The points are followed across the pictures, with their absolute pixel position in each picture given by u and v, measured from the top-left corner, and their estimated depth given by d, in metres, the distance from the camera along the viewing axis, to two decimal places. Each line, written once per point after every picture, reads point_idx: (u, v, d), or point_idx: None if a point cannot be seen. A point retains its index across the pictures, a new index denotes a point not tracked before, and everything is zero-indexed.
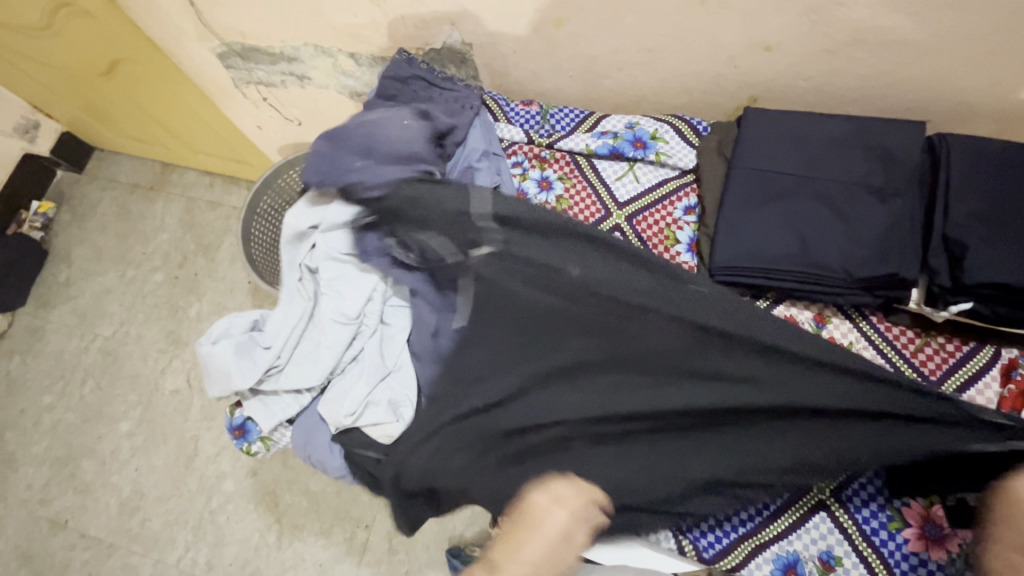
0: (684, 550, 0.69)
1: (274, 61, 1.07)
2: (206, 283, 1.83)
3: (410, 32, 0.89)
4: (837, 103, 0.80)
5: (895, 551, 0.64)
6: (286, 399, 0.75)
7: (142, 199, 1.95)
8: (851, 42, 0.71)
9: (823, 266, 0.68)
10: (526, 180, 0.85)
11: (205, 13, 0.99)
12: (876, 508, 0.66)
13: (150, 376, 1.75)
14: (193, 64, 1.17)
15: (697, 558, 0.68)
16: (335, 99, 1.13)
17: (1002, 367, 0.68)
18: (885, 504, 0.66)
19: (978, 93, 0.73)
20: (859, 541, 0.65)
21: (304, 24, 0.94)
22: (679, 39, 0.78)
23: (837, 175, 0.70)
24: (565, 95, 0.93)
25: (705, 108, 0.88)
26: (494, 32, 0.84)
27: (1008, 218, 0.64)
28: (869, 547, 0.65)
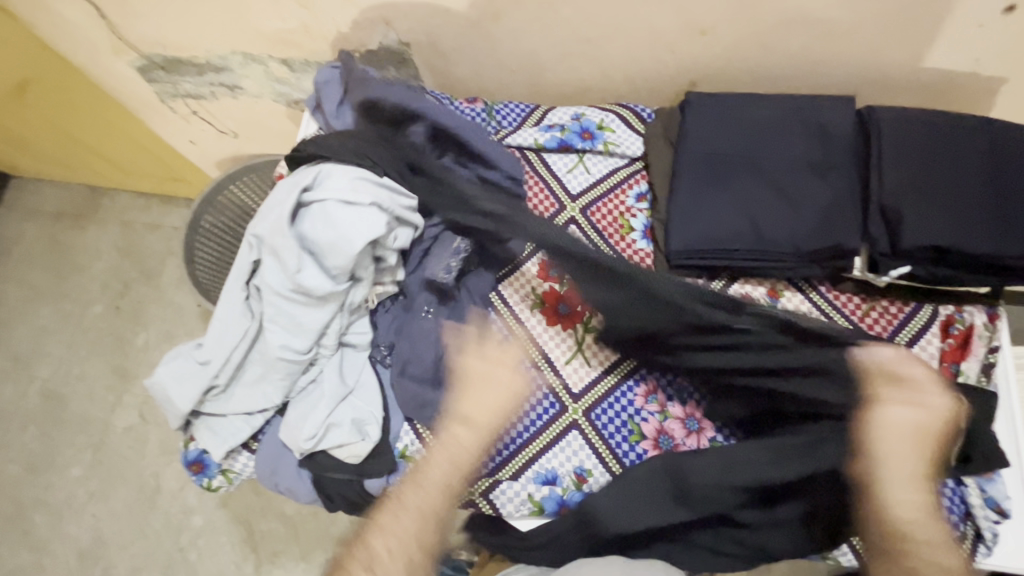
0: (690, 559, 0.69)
1: (200, 73, 1.02)
2: (152, 310, 1.73)
3: (344, 34, 0.86)
4: (772, 83, 0.83)
5: None
6: (237, 423, 0.70)
7: (72, 227, 1.82)
8: (780, 22, 0.73)
9: (772, 242, 0.70)
10: None
11: (118, 25, 0.93)
12: None
13: (100, 415, 1.64)
14: (112, 80, 1.10)
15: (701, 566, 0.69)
16: (271, 108, 1.08)
17: (941, 323, 0.73)
18: None
19: (898, 65, 0.77)
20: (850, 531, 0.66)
21: (229, 31, 0.89)
22: (618, 29, 0.78)
23: (779, 153, 0.72)
24: (510, 91, 0.92)
25: (648, 94, 0.89)
26: (432, 30, 0.83)
27: (936, 183, 0.67)
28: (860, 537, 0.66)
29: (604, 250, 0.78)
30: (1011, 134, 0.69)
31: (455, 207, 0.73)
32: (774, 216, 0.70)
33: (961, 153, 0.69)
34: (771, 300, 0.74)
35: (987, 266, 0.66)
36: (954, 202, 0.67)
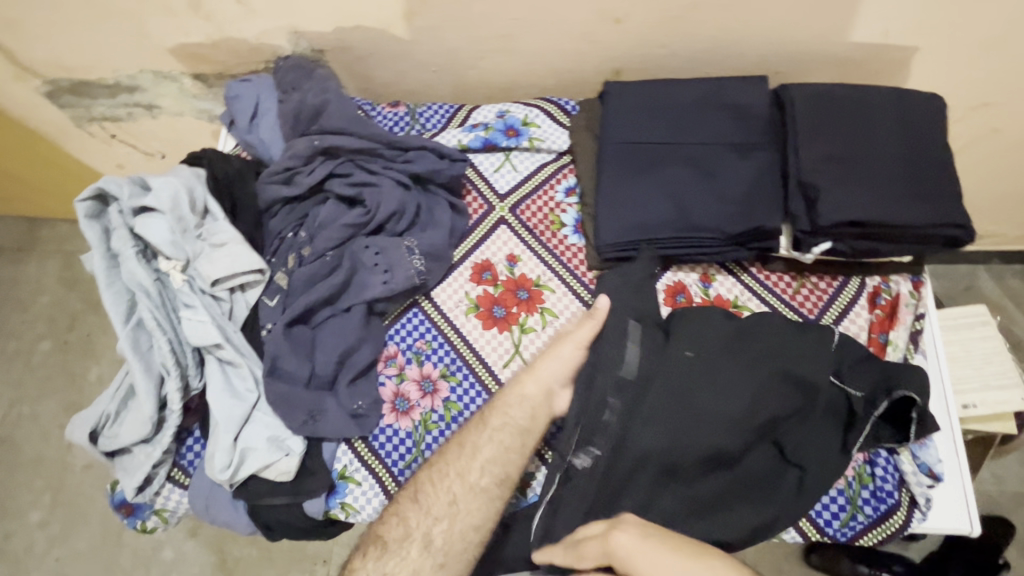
0: None
1: (112, 94, 0.97)
2: (103, 342, 1.67)
3: (253, 45, 0.82)
4: (694, 67, 0.82)
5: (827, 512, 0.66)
6: (145, 458, 0.65)
7: (10, 263, 1.74)
8: (691, 6, 0.72)
9: (700, 227, 0.70)
10: None
11: (14, 50, 0.88)
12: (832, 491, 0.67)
13: (56, 455, 1.58)
14: (22, 108, 1.04)
15: None
16: (194, 126, 1.04)
17: (869, 294, 0.74)
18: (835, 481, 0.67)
19: (813, 41, 0.77)
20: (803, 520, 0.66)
21: (132, 48, 0.85)
22: (531, 21, 0.76)
23: (699, 137, 0.72)
24: (435, 92, 0.90)
25: (574, 86, 0.88)
26: (343, 35, 0.80)
27: (852, 157, 0.68)
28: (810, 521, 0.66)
29: (536, 247, 0.77)
30: (922, 103, 0.70)
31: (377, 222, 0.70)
32: (698, 200, 0.70)
33: (875, 127, 0.69)
34: (703, 286, 0.74)
35: (906, 236, 0.67)
36: (870, 175, 0.67)
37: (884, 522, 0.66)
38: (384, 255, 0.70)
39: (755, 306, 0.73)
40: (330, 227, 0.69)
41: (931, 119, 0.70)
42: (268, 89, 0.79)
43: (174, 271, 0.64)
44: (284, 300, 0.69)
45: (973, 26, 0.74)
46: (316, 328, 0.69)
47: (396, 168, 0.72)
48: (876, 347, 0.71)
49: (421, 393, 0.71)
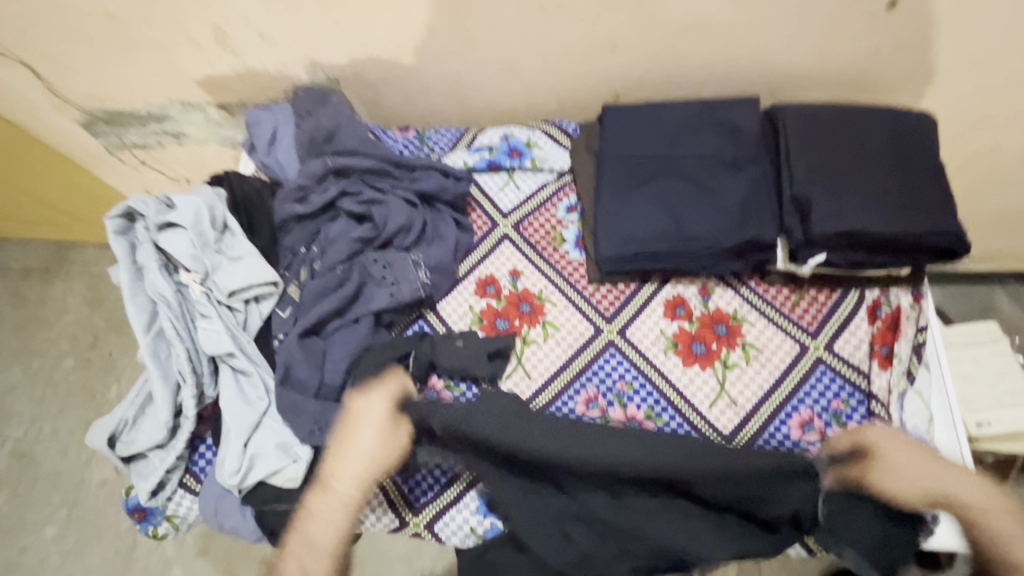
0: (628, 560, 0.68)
1: (143, 122, 1.03)
2: (123, 361, 1.72)
3: (272, 75, 0.88)
4: (690, 89, 0.85)
5: None
6: (160, 463, 0.68)
7: (39, 285, 1.82)
8: (683, 31, 0.76)
9: (695, 240, 0.71)
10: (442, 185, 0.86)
11: (56, 83, 0.95)
12: None
13: (73, 471, 1.61)
14: (60, 137, 1.12)
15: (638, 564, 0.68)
16: (217, 152, 1.10)
17: (869, 307, 0.74)
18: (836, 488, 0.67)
19: (804, 63, 0.80)
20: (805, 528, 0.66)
21: (162, 80, 0.92)
22: (531, 49, 0.81)
23: (693, 155, 0.74)
24: (442, 116, 0.95)
25: (575, 109, 0.91)
26: (356, 64, 0.85)
27: (842, 171, 0.70)
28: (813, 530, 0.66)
29: (538, 263, 0.79)
30: (911, 120, 0.72)
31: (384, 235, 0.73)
32: (692, 214, 0.72)
33: (866, 143, 0.71)
34: (703, 299, 0.76)
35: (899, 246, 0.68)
36: (862, 189, 0.69)
37: (892, 538, 0.65)
38: (391, 268, 0.73)
39: (754, 319, 0.75)
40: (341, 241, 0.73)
41: (921, 135, 0.72)
42: (285, 115, 0.84)
43: (194, 283, 0.68)
44: (295, 310, 0.72)
45: (963, 46, 0.76)
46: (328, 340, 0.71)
47: (405, 186, 0.76)
48: (878, 360, 0.71)
49: (427, 401, 0.74)
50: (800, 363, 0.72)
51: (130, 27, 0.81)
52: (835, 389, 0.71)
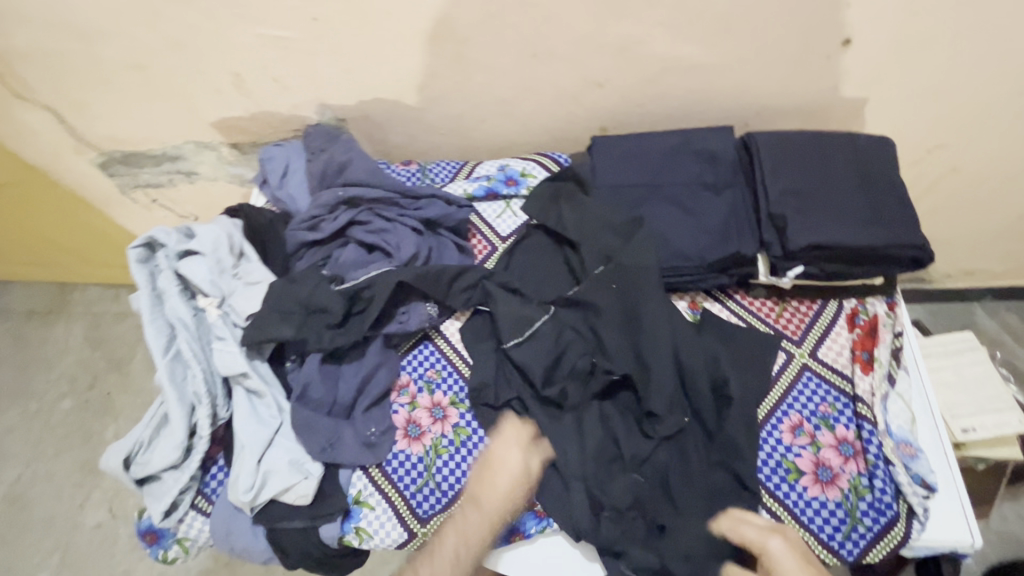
0: None
1: (157, 162, 1.09)
2: (121, 400, 1.72)
3: (284, 116, 0.95)
4: (671, 122, 0.93)
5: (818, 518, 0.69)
6: (168, 481, 0.70)
7: (40, 326, 1.83)
8: (663, 70, 0.84)
9: (682, 256, 0.76)
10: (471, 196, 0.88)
11: (76, 127, 1.01)
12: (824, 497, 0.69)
13: (65, 515, 1.58)
14: (75, 178, 1.17)
15: None
16: (226, 189, 1.15)
17: (847, 315, 0.79)
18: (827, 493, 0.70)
19: (773, 97, 0.88)
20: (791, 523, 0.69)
21: (180, 123, 0.98)
22: (525, 89, 0.88)
23: (678, 179, 0.79)
24: (441, 152, 1.01)
25: (565, 143, 0.98)
26: (361, 106, 0.92)
27: (816, 194, 0.76)
28: (802, 527, 0.69)
29: None
30: (874, 146, 0.79)
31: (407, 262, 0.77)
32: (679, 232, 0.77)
33: (833, 166, 0.77)
34: (692, 312, 0.80)
35: (868, 258, 0.74)
36: (832, 206, 0.75)
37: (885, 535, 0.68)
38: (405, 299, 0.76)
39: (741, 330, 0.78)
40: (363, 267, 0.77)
41: (884, 159, 0.79)
42: (297, 152, 0.90)
43: (212, 308, 0.72)
44: None
45: (913, 80, 0.84)
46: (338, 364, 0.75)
47: (409, 215, 0.81)
48: (860, 364, 0.75)
49: (432, 419, 0.75)
50: (786, 372, 0.76)
51: (155, 75, 0.88)
52: (821, 393, 0.74)
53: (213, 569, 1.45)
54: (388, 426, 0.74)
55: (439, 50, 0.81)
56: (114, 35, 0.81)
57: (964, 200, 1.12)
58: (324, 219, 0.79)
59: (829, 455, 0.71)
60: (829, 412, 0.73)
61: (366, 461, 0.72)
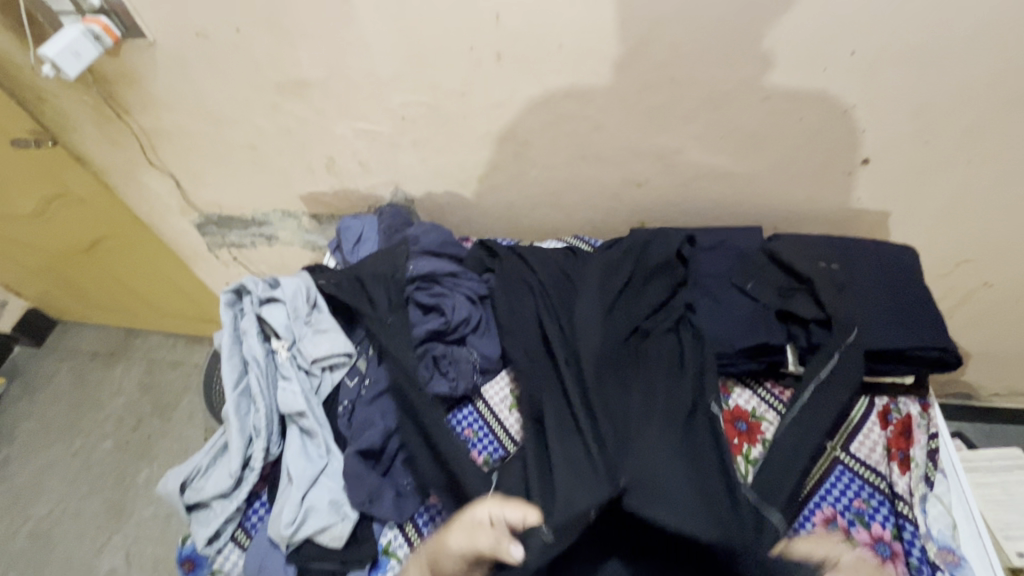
0: None
1: (245, 226, 1.26)
2: (158, 445, 1.78)
3: (362, 194, 1.10)
4: (704, 221, 1.03)
5: None
6: (214, 509, 0.75)
7: (101, 366, 1.96)
8: (697, 176, 0.95)
9: (718, 341, 0.81)
10: None
11: (188, 192, 1.19)
12: None
13: (83, 559, 1.58)
14: (173, 233, 1.35)
15: None
16: (299, 253, 1.30)
17: (880, 413, 0.79)
18: None
19: (799, 205, 0.97)
20: None
21: (273, 195, 1.15)
22: (572, 184, 1.00)
23: (709, 271, 0.89)
24: (493, 231, 1.14)
25: (606, 232, 1.09)
26: (430, 192, 1.06)
27: (847, 290, 0.81)
28: None
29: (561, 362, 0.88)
30: (897, 254, 0.85)
31: (457, 322, 0.85)
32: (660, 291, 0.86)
33: (857, 267, 0.84)
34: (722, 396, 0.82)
35: (899, 356, 0.77)
36: (859, 302, 0.80)
37: None
38: (454, 363, 0.83)
39: (772, 418, 0.80)
40: (398, 316, 0.84)
41: (907, 264, 0.84)
42: (371, 224, 1.02)
43: (283, 350, 0.81)
44: (362, 380, 0.81)
45: (931, 199, 0.92)
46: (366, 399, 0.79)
47: (465, 285, 0.90)
48: (898, 463, 0.74)
49: None
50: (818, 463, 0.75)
51: (263, 154, 1.05)
52: (854, 488, 0.74)
53: None
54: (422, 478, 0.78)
55: (500, 147, 0.95)
56: (239, 122, 0.99)
57: (998, 316, 1.13)
58: (366, 271, 0.87)
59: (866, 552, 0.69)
60: (865, 509, 0.72)
61: (395, 515, 0.74)
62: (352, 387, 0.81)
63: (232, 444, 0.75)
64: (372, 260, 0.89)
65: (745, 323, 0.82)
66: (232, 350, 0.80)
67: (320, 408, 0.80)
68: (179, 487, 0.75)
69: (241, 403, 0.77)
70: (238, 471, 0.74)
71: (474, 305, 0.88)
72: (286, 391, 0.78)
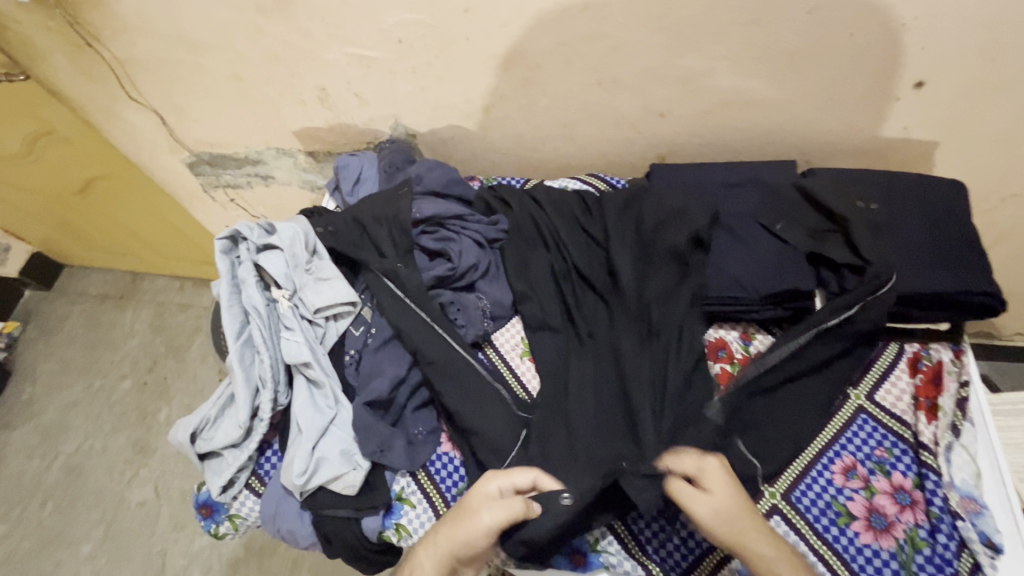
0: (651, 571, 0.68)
1: (239, 165, 1.19)
2: (175, 385, 1.81)
3: (359, 129, 1.02)
4: (731, 154, 0.94)
5: (859, 557, 0.66)
6: (227, 458, 0.75)
7: (111, 309, 1.96)
8: (726, 104, 0.86)
9: (742, 285, 0.76)
10: None
11: (175, 128, 1.11)
12: (878, 547, 0.66)
13: (114, 490, 1.66)
14: (165, 172, 1.28)
15: None
16: (297, 193, 1.24)
17: (909, 359, 0.76)
18: (886, 543, 0.66)
19: (837, 135, 0.88)
20: (832, 560, 0.66)
21: (265, 131, 1.07)
22: (587, 115, 0.91)
23: (736, 209, 0.82)
24: (501, 168, 1.06)
25: (622, 168, 1.01)
26: (432, 124, 0.98)
27: (885, 231, 0.75)
28: (827, 549, 0.66)
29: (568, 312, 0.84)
30: (945, 189, 0.77)
31: (466, 268, 0.81)
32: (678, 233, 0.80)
33: (899, 205, 0.77)
34: (743, 343, 0.79)
35: (936, 302, 0.72)
36: (895, 243, 0.74)
37: None
38: (463, 311, 0.80)
39: None
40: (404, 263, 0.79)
41: (953, 198, 0.77)
42: (370, 162, 0.95)
43: (284, 299, 0.77)
44: (367, 329, 0.79)
45: (986, 127, 0.82)
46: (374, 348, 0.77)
47: (473, 228, 0.84)
48: (924, 412, 0.71)
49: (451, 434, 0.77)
50: (841, 412, 0.73)
51: (250, 85, 0.96)
52: (877, 437, 0.72)
53: (245, 559, 1.48)
54: (434, 427, 0.77)
55: (508, 73, 0.86)
56: (220, 48, 0.90)
57: None
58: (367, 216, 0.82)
59: (884, 500, 0.68)
60: (887, 457, 0.70)
61: (406, 464, 0.73)
62: (358, 336, 0.79)
63: (239, 395, 0.74)
64: (372, 204, 0.83)
65: (773, 265, 0.76)
66: (233, 299, 0.77)
67: (326, 358, 0.78)
68: (190, 437, 0.74)
69: (244, 354, 0.75)
70: (247, 421, 0.73)
71: (483, 248, 0.83)
72: (289, 341, 0.75)
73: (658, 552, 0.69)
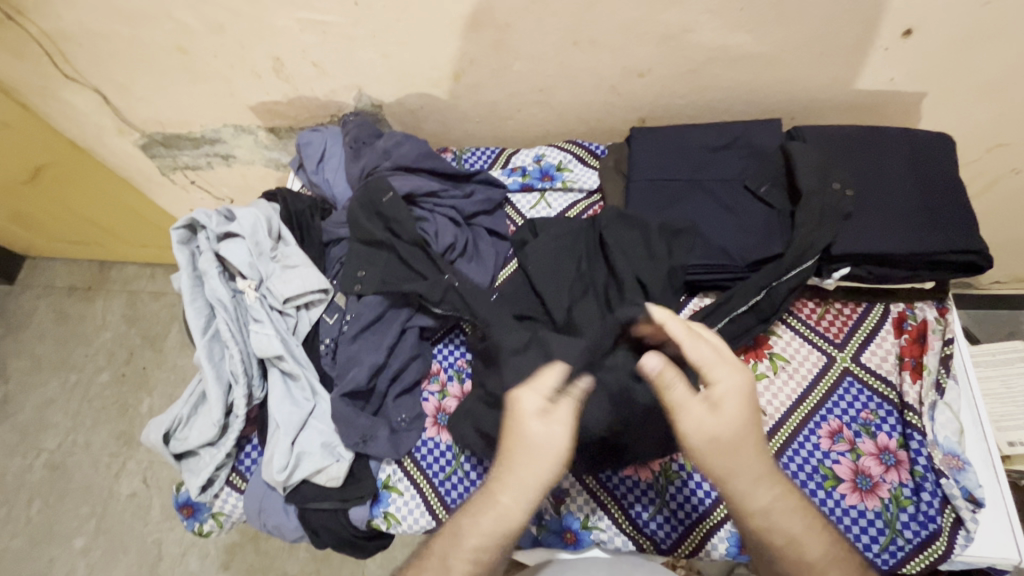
0: (642, 544, 0.68)
1: (196, 145, 1.11)
2: (155, 374, 1.77)
3: (321, 101, 0.96)
4: (713, 114, 0.90)
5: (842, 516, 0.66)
6: (203, 457, 0.72)
7: (80, 301, 1.89)
8: (707, 61, 0.81)
9: (726, 254, 0.74)
10: (527, 177, 0.87)
11: (121, 108, 1.03)
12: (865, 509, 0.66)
13: (102, 484, 1.64)
14: (118, 156, 1.20)
15: (655, 551, 0.68)
16: (262, 172, 1.17)
17: (894, 320, 0.75)
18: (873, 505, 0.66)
19: (823, 89, 0.84)
20: None
21: (220, 107, 1.00)
22: (562, 78, 0.86)
23: (719, 175, 0.79)
24: (475, 138, 1.01)
25: (602, 132, 0.97)
26: (399, 94, 0.92)
27: (870, 193, 0.73)
28: None
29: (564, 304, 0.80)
30: (932, 144, 0.75)
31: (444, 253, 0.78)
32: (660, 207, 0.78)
33: (885, 164, 0.75)
34: None
35: (920, 262, 0.71)
36: (882, 208, 0.72)
37: (925, 549, 0.64)
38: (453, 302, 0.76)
39: (781, 330, 0.76)
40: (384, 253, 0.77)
41: (940, 159, 0.75)
42: (335, 138, 0.89)
43: (250, 290, 0.73)
44: (342, 317, 0.76)
45: (975, 74, 0.79)
46: (352, 338, 0.74)
47: (447, 204, 0.82)
48: (909, 371, 0.71)
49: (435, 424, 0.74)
50: (826, 376, 0.73)
51: (198, 59, 0.89)
52: (863, 399, 0.71)
53: (242, 543, 1.48)
54: (418, 413, 0.74)
55: (476, 36, 0.80)
56: (158, 18, 0.82)
57: (1020, 205, 1.05)
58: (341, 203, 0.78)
59: (870, 462, 0.68)
60: (873, 420, 0.70)
61: (392, 454, 0.71)
62: (333, 326, 0.76)
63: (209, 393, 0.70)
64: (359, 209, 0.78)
65: (758, 232, 0.74)
66: (195, 295, 0.72)
67: (300, 349, 0.75)
68: (162, 438, 0.71)
69: (212, 350, 0.71)
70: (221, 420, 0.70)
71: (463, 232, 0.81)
72: (260, 334, 0.71)
73: (649, 525, 0.69)
